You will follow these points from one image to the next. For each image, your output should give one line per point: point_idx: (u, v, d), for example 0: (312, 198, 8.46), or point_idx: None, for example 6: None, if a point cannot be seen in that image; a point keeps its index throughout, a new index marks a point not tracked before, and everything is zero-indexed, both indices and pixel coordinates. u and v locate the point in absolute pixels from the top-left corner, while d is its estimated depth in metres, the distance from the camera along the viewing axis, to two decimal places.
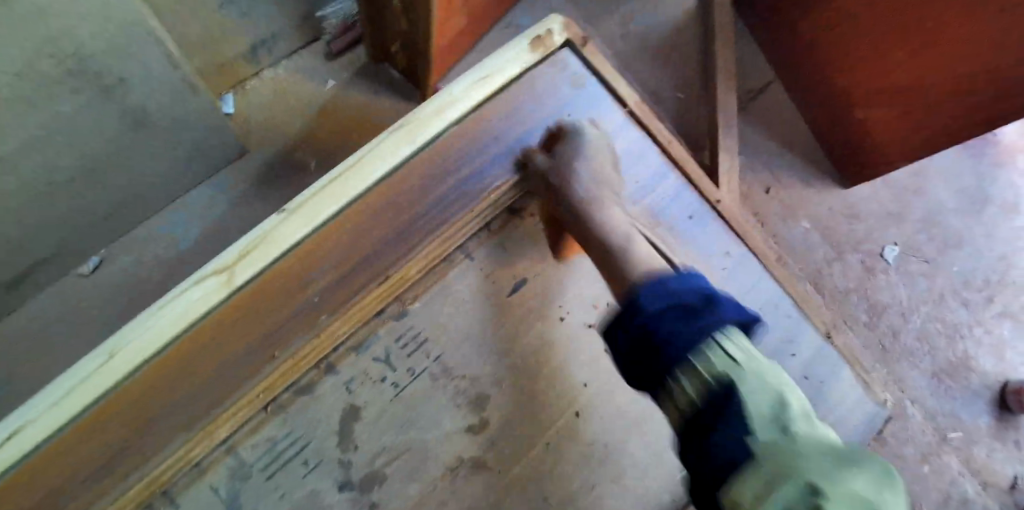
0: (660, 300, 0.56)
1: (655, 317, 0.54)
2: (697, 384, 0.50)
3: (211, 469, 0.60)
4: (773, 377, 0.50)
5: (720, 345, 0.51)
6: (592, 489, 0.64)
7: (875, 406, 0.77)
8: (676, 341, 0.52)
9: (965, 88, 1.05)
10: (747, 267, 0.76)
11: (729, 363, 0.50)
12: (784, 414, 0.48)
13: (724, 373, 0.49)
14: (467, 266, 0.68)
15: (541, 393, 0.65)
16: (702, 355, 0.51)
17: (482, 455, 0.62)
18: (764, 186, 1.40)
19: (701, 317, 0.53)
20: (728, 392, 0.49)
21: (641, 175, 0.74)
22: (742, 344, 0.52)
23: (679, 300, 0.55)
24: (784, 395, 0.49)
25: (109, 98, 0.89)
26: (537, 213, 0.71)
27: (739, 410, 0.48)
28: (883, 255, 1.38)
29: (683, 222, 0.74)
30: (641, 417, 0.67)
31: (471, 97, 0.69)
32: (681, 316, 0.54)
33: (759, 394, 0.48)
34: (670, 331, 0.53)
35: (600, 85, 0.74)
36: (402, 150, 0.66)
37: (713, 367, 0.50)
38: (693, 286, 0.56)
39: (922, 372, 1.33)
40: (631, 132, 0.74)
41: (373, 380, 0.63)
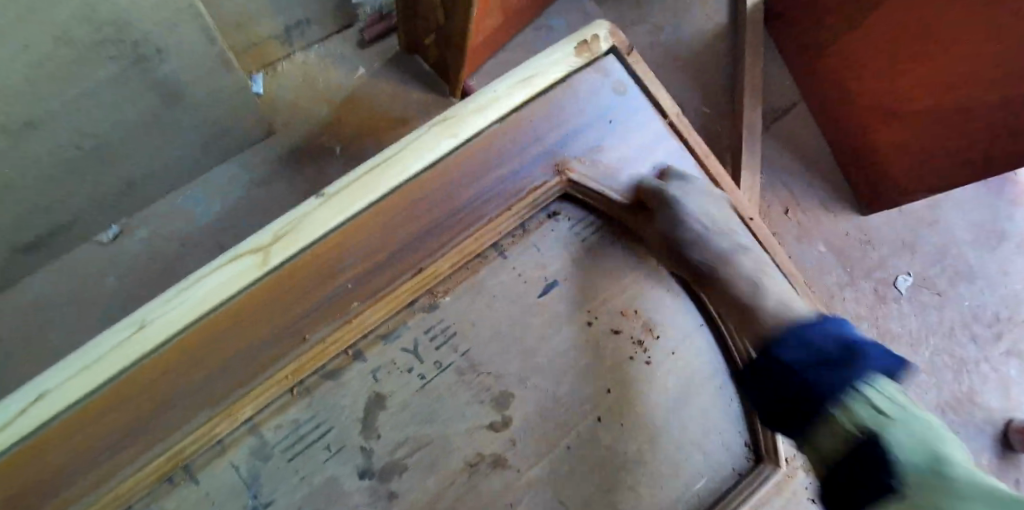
0: (793, 346, 0.61)
1: (791, 367, 0.60)
2: (842, 431, 0.56)
3: (232, 447, 0.59)
4: (929, 432, 0.54)
5: (872, 401, 0.55)
6: (609, 495, 0.64)
7: None
8: (813, 385, 0.58)
9: (965, 87, 1.06)
10: None
11: (881, 416, 0.55)
12: (945, 465, 0.51)
13: (868, 423, 0.54)
14: (499, 263, 0.68)
15: (564, 395, 0.65)
16: (846, 406, 0.56)
17: (502, 453, 0.63)
18: (784, 204, 1.41)
19: (843, 368, 0.58)
20: (873, 441, 0.54)
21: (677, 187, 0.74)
22: (891, 395, 0.57)
23: (823, 353, 0.60)
24: (940, 448, 0.52)
25: (146, 70, 0.89)
26: (571, 217, 0.71)
27: (891, 463, 0.52)
28: (897, 283, 1.39)
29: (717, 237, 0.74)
30: (662, 427, 0.67)
31: (516, 97, 0.69)
32: (814, 361, 0.59)
33: (908, 443, 0.53)
34: (815, 378, 0.58)
35: (643, 94, 0.74)
36: (442, 144, 0.66)
37: (859, 416, 0.55)
38: (831, 335, 0.61)
39: (927, 403, 1.34)
40: (668, 144, 0.75)
41: (399, 369, 0.63)
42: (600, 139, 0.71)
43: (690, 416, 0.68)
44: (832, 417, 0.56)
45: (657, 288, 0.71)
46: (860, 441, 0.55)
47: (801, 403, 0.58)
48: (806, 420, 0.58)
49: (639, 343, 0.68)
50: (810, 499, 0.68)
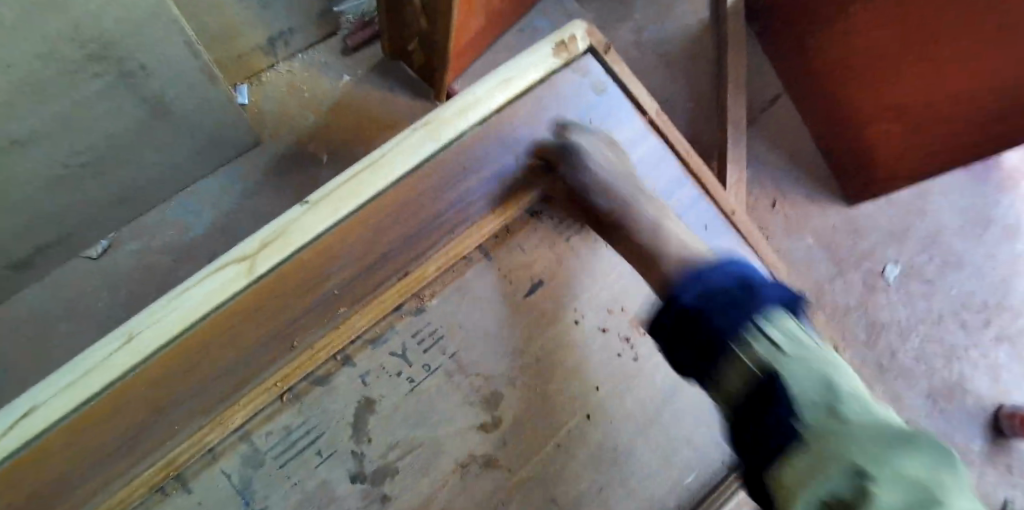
0: (693, 291, 0.59)
1: (698, 310, 0.57)
2: (744, 371, 0.54)
3: (224, 455, 0.60)
4: (818, 363, 0.53)
5: (769, 335, 0.53)
6: (599, 490, 0.64)
7: None
8: (715, 315, 0.55)
9: (965, 89, 1.05)
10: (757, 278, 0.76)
11: (776, 351, 0.53)
12: (837, 399, 0.50)
13: (767, 360, 0.52)
14: (486, 265, 0.68)
15: (552, 394, 0.66)
16: (747, 343, 0.54)
17: (493, 453, 0.63)
18: (772, 196, 1.42)
19: (736, 303, 0.56)
20: (772, 378, 0.52)
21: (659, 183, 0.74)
22: (787, 329, 0.55)
23: (712, 292, 0.57)
24: (824, 377, 0.51)
25: (128, 87, 0.89)
26: (557, 216, 0.71)
27: (789, 396, 0.51)
28: (885, 273, 1.40)
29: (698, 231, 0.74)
30: (650, 422, 0.67)
31: (496, 98, 0.68)
32: (725, 303, 0.56)
33: (802, 378, 0.51)
34: (712, 315, 0.56)
35: (622, 93, 0.74)
36: (426, 146, 0.65)
37: (759, 354, 0.53)
38: (730, 274, 0.59)
39: (918, 391, 1.35)
40: (649, 141, 0.75)
41: (389, 373, 0.64)
42: (581, 141, 0.71)
43: (680, 410, 0.68)
44: (742, 347, 0.54)
45: (645, 285, 0.71)
46: (760, 377, 0.53)
47: (714, 341, 0.55)
48: (709, 363, 0.56)
49: (625, 340, 0.68)
50: None
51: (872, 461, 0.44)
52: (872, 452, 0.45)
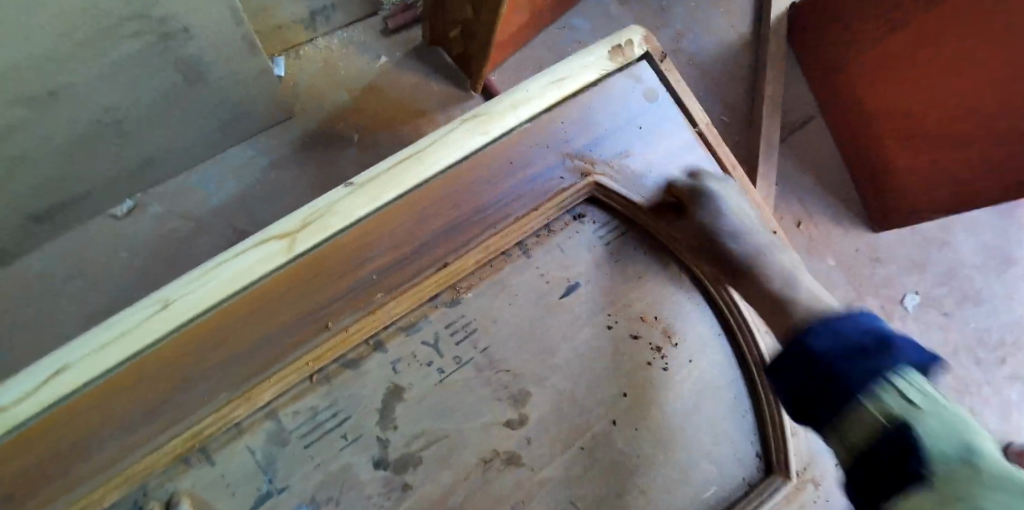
0: (822, 337, 0.55)
1: (819, 355, 0.53)
2: (870, 421, 0.49)
3: (251, 429, 0.60)
4: (957, 423, 0.47)
5: (902, 392, 0.48)
6: (620, 498, 0.63)
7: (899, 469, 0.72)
8: (847, 372, 0.51)
9: (971, 88, 1.07)
10: None
11: (909, 406, 0.48)
12: (977, 458, 0.45)
13: (898, 414, 0.48)
14: (523, 262, 0.67)
15: (580, 398, 0.65)
16: (876, 396, 0.49)
17: (516, 451, 0.62)
18: (797, 215, 1.42)
19: (869, 356, 0.51)
20: (902, 434, 0.47)
21: None
22: (925, 388, 0.49)
23: (855, 343, 0.52)
24: (966, 439, 0.46)
25: (170, 47, 0.89)
26: (597, 219, 0.70)
27: (921, 451, 0.46)
28: (904, 302, 1.40)
29: None
30: (676, 436, 0.66)
31: (546, 96, 0.70)
32: (848, 352, 0.52)
33: (937, 435, 0.46)
34: (842, 369, 0.51)
35: (674, 101, 0.74)
36: (474, 139, 0.67)
37: (889, 409, 0.48)
38: (865, 327, 0.54)
39: None
40: (699, 152, 0.74)
41: (419, 362, 0.63)
42: (628, 145, 0.71)
43: (705, 427, 0.67)
44: (874, 399, 0.49)
45: (678, 295, 0.70)
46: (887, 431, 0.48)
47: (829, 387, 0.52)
48: (832, 407, 0.51)
49: (657, 350, 0.67)
50: None
51: None
52: (1016, 509, 0.41)
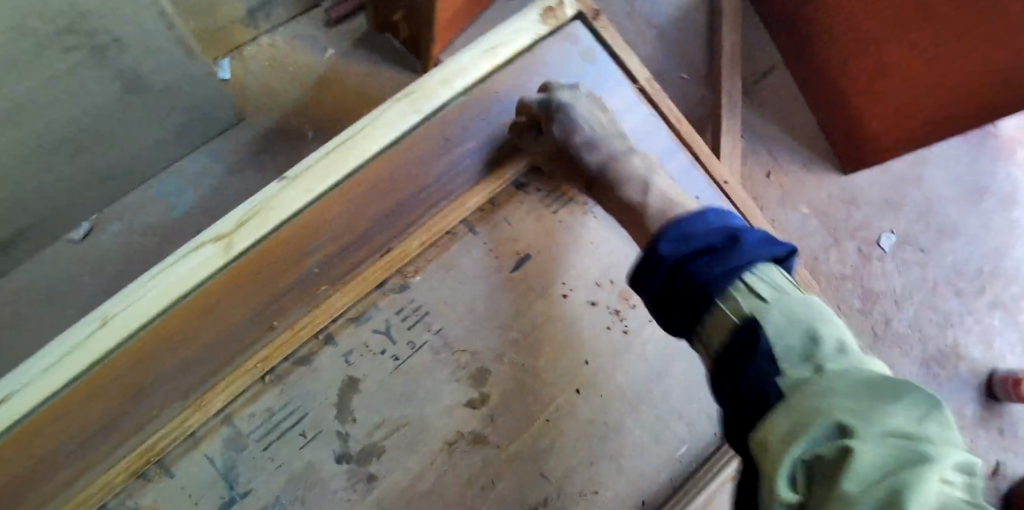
0: (671, 236, 0.52)
1: (675, 263, 0.49)
2: (731, 317, 0.44)
3: (207, 438, 0.58)
4: (802, 307, 0.42)
5: (753, 288, 0.44)
6: (591, 465, 0.63)
7: None
8: (715, 279, 0.46)
9: (949, 75, 1.10)
10: None
11: (753, 297, 0.44)
12: (817, 344, 0.40)
13: (749, 312, 0.43)
14: (470, 240, 0.65)
15: (541, 369, 0.63)
16: (729, 297, 0.45)
17: (481, 430, 0.61)
18: (766, 166, 1.41)
19: (714, 252, 0.48)
20: (755, 332, 0.42)
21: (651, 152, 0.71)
22: (777, 282, 0.45)
23: (701, 246, 0.49)
24: (811, 325, 0.41)
25: (104, 62, 0.86)
26: (543, 189, 0.68)
27: (770, 351, 0.40)
28: (880, 242, 1.40)
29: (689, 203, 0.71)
30: (641, 397, 0.65)
31: (480, 67, 0.67)
32: (696, 252, 0.49)
33: (780, 319, 0.42)
34: (703, 272, 0.47)
35: (612, 60, 0.72)
36: (407, 119, 0.64)
37: (741, 305, 0.44)
38: (718, 226, 0.50)
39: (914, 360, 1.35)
40: (641, 109, 0.72)
41: (372, 351, 0.61)
42: None
43: (672, 384, 0.66)
44: (729, 299, 0.45)
45: (632, 257, 0.68)
46: (742, 329, 0.43)
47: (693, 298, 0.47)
48: (696, 314, 0.47)
49: (615, 314, 0.66)
50: None
51: (861, 417, 0.33)
52: (857, 404, 0.34)
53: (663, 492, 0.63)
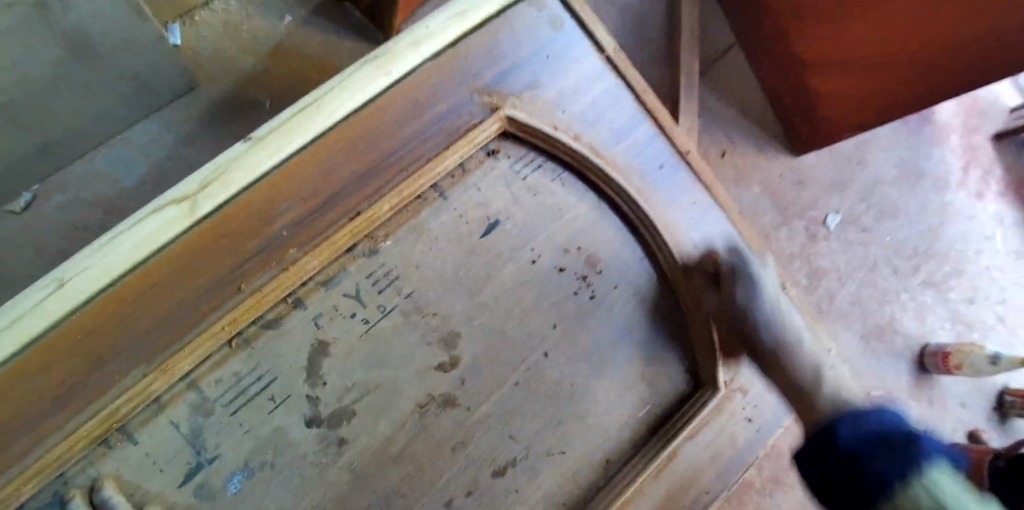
0: (847, 428, 0.58)
1: (852, 453, 0.56)
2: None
3: (173, 403, 0.57)
4: None
5: (935, 489, 0.50)
6: (558, 425, 0.65)
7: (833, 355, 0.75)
8: (882, 469, 0.53)
9: (915, 68, 1.16)
10: (712, 218, 0.74)
11: (936, 492, 0.50)
12: None
13: (931, 508, 0.50)
14: (440, 205, 0.64)
15: (510, 333, 0.64)
16: (910, 491, 0.51)
17: (452, 393, 0.62)
18: (721, 146, 1.46)
19: (895, 446, 0.54)
20: None
21: (615, 122, 0.72)
22: (955, 489, 0.51)
23: (882, 436, 0.55)
24: None
25: (49, 21, 0.82)
26: (511, 155, 0.68)
27: None
28: (827, 223, 1.54)
29: (653, 171, 0.73)
30: (606, 360, 0.67)
31: (452, 30, 0.66)
32: (874, 444, 0.55)
33: None
34: (880, 466, 0.53)
35: (579, 28, 0.72)
36: (377, 81, 0.63)
37: (921, 507, 0.50)
38: (892, 423, 0.57)
39: (854, 334, 1.53)
40: (607, 80, 0.73)
41: (342, 315, 0.61)
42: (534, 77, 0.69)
43: (635, 346, 0.68)
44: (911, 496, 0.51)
45: (600, 223, 0.70)
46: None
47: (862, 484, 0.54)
48: (869, 505, 0.53)
49: (582, 278, 0.67)
50: (749, 418, 0.71)
51: None
52: None
53: (626, 450, 0.66)
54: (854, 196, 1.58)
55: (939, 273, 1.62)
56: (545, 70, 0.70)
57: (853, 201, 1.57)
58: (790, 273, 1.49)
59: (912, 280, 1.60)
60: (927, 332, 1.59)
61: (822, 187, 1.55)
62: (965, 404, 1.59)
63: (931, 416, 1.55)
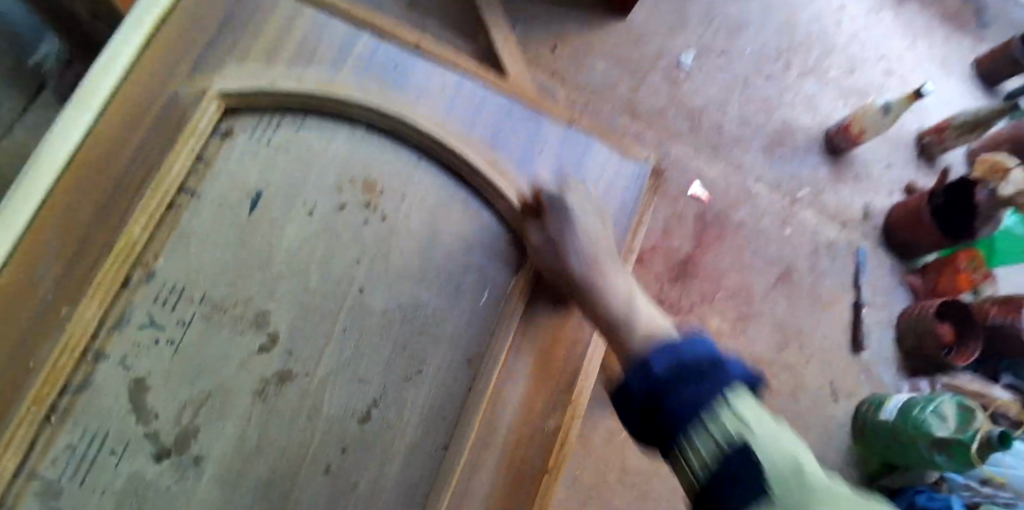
0: (661, 360, 0.54)
1: (663, 383, 0.52)
2: (710, 450, 0.49)
3: (19, 502, 0.52)
4: (784, 441, 0.50)
5: (740, 417, 0.49)
6: (404, 350, 0.64)
7: (629, 165, 0.78)
8: (685, 403, 0.50)
9: None
10: (466, 92, 0.74)
11: (743, 426, 0.49)
12: (804, 473, 0.48)
13: (736, 436, 0.49)
14: (196, 204, 0.64)
15: (317, 287, 0.64)
16: (716, 418, 0.50)
17: (285, 367, 0.62)
18: (549, 41, 1.46)
19: (706, 380, 0.51)
20: (745, 456, 0.48)
21: (333, 48, 0.70)
22: (752, 407, 0.51)
23: (691, 363, 0.53)
24: (795, 456, 0.49)
25: None
26: (247, 127, 0.66)
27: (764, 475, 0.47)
28: (682, 63, 1.55)
29: (390, 73, 0.71)
30: (427, 268, 0.66)
31: (132, 46, 0.66)
32: (689, 376, 0.52)
33: (773, 456, 0.48)
34: (680, 393, 0.51)
35: None
36: (80, 120, 0.62)
37: (727, 433, 0.49)
38: (703, 350, 0.54)
39: (755, 152, 1.54)
40: (308, 14, 0.71)
41: (146, 347, 0.60)
42: (230, 48, 0.68)
43: (448, 244, 0.67)
44: (705, 430, 0.49)
45: (362, 147, 0.68)
46: (729, 455, 0.48)
47: (671, 423, 0.51)
48: (672, 440, 0.51)
49: (367, 206, 0.66)
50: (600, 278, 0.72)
51: None
52: None
53: (483, 341, 0.66)
54: (697, 28, 1.58)
55: (811, 60, 1.64)
56: (247, 35, 0.69)
57: (697, 33, 1.58)
58: (669, 125, 1.50)
59: (787, 78, 1.62)
60: (824, 121, 1.61)
61: (663, 34, 1.55)
62: (889, 165, 1.62)
63: (863, 193, 1.59)
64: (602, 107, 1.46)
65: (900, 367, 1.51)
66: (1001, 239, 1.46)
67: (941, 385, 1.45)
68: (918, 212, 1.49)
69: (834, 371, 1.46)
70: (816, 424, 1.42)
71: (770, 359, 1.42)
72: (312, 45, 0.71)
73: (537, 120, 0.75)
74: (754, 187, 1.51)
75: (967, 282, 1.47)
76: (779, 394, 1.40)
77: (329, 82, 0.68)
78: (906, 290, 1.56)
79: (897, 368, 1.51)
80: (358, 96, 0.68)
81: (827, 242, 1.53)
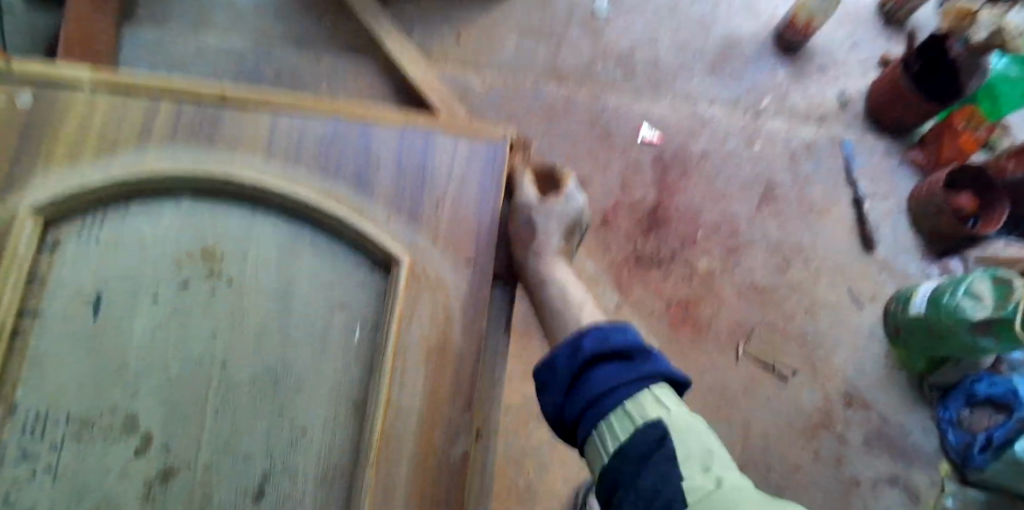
0: (597, 337, 0.62)
1: (590, 364, 0.61)
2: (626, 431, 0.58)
3: None
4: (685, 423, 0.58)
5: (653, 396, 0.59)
6: (283, 415, 0.59)
7: (482, 147, 0.68)
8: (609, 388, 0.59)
9: None
10: (284, 126, 0.65)
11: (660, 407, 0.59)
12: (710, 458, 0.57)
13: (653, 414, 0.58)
14: (42, 321, 0.59)
15: (178, 375, 0.60)
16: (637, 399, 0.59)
17: (165, 464, 0.58)
18: (453, 31, 1.38)
19: (633, 363, 0.61)
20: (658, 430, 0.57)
21: (133, 129, 0.64)
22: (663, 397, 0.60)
23: (625, 357, 0.61)
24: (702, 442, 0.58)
25: None
26: (72, 232, 0.62)
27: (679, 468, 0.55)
28: (598, 9, 1.44)
29: (199, 135, 0.65)
30: (286, 323, 0.61)
31: None
32: (621, 361, 0.61)
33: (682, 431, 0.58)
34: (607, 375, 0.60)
35: (50, 86, 0.64)
36: None
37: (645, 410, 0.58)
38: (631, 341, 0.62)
39: (702, 75, 1.42)
40: (103, 99, 0.64)
41: (24, 481, 0.56)
42: (38, 154, 0.62)
43: (304, 291, 0.62)
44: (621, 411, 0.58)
45: (191, 219, 0.63)
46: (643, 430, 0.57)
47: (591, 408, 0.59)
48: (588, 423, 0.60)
49: (212, 276, 0.62)
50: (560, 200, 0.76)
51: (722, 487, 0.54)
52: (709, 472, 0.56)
53: (364, 382, 0.60)
54: None
55: None
56: (47, 136, 0.63)
57: None
58: (602, 77, 1.40)
59: None
60: (769, 20, 1.47)
61: None
62: (854, 46, 1.47)
63: (832, 82, 1.44)
64: (524, 80, 1.37)
65: (925, 254, 1.36)
66: (1001, 84, 1.26)
67: (974, 260, 1.32)
68: (897, 85, 1.32)
69: (850, 279, 1.33)
70: (845, 341, 1.30)
71: (773, 286, 1.31)
72: (116, 129, 0.64)
73: (366, 126, 0.66)
74: (708, 112, 1.40)
75: (972, 144, 1.32)
76: (793, 321, 1.29)
77: (138, 166, 0.63)
78: (908, 169, 1.41)
79: (922, 255, 1.36)
80: (171, 172, 0.63)
81: (806, 145, 1.39)
